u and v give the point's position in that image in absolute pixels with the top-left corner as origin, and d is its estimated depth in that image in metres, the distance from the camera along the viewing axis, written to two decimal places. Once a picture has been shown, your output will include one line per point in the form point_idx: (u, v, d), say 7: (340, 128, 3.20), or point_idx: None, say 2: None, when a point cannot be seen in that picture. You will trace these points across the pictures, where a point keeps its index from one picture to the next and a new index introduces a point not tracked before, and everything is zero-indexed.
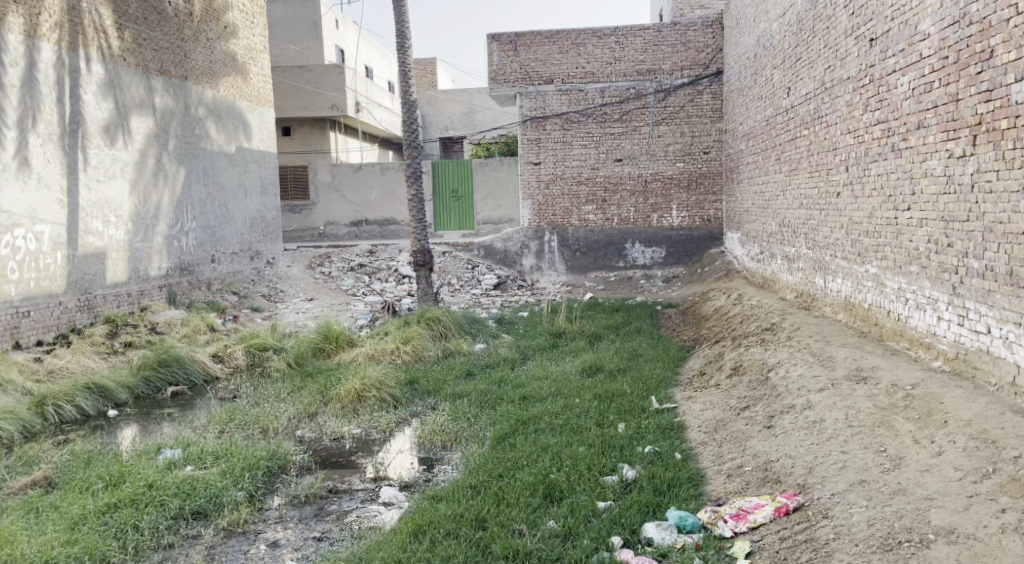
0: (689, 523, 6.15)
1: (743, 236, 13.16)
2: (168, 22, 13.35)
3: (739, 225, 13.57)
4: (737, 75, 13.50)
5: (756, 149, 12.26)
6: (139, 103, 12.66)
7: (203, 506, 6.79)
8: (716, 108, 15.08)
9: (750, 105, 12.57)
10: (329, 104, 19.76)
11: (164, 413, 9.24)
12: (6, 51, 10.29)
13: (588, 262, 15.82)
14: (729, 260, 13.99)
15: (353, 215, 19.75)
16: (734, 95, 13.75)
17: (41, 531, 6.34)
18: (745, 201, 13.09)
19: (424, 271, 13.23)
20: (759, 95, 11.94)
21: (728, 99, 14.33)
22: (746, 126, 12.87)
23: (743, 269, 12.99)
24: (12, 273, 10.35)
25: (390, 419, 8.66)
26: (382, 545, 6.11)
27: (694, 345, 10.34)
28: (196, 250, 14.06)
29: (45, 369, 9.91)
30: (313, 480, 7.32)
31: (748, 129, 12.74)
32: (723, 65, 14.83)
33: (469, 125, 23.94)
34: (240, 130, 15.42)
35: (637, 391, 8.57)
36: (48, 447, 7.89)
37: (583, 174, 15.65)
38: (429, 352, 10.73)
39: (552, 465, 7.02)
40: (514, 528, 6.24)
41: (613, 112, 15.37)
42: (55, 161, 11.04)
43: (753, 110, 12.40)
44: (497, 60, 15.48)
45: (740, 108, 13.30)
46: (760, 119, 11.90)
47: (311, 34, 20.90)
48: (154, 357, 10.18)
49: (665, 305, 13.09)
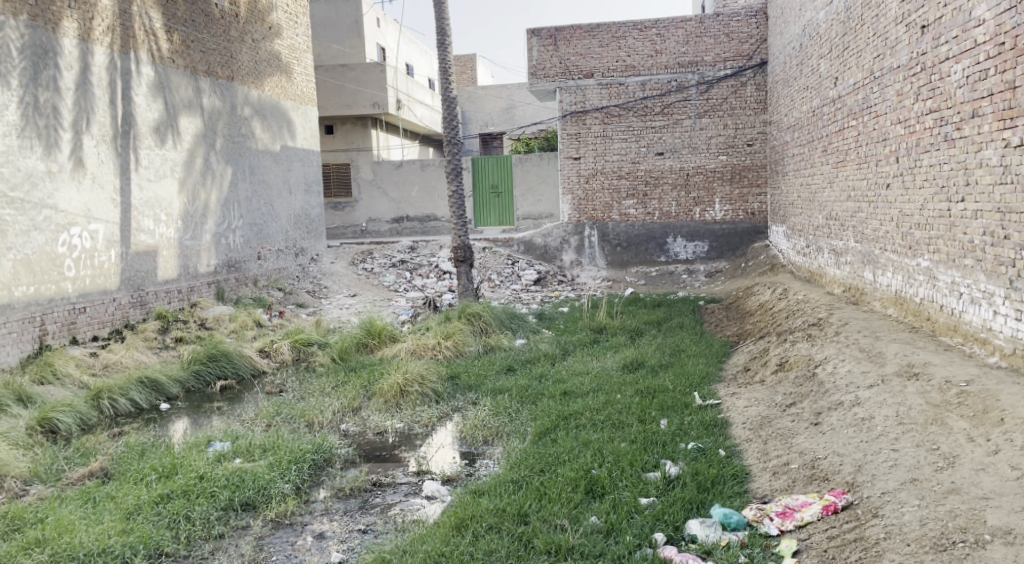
0: (734, 520, 6.13)
1: (789, 230, 13.04)
2: (216, 23, 13.57)
3: (784, 218, 13.43)
4: (783, 65, 13.35)
5: (801, 141, 12.16)
6: (187, 104, 12.89)
7: (251, 497, 6.93)
8: (760, 99, 14.96)
9: (796, 95, 12.44)
10: (370, 102, 19.92)
11: (214, 406, 9.44)
12: (61, 55, 10.52)
13: (629, 257, 15.78)
14: (774, 254, 13.86)
15: (395, 211, 19.93)
16: (779, 86, 13.61)
17: (99, 520, 6.51)
18: (790, 193, 12.96)
19: (465, 266, 13.29)
20: (806, 86, 11.80)
21: (773, 90, 14.22)
22: (791, 117, 12.76)
23: (789, 263, 12.87)
24: (68, 271, 10.61)
25: (432, 414, 8.76)
26: (426, 538, 6.19)
27: (738, 341, 10.28)
28: (243, 248, 14.28)
29: (101, 363, 10.16)
30: (357, 474, 7.44)
31: (793, 120, 12.65)
32: (767, 56, 14.71)
33: (509, 121, 23.96)
34: (285, 130, 15.64)
35: (680, 386, 8.55)
36: (104, 439, 8.10)
37: (623, 168, 15.61)
38: (470, 348, 10.82)
39: (594, 460, 7.05)
40: (557, 524, 6.29)
41: (654, 105, 15.31)
42: (109, 161, 11.29)
43: (799, 100, 12.27)
44: (537, 55, 15.52)
45: (785, 99, 13.17)
46: (806, 110, 11.79)
47: (352, 32, 21.09)
48: (204, 352, 10.39)
49: (708, 301, 13.01)
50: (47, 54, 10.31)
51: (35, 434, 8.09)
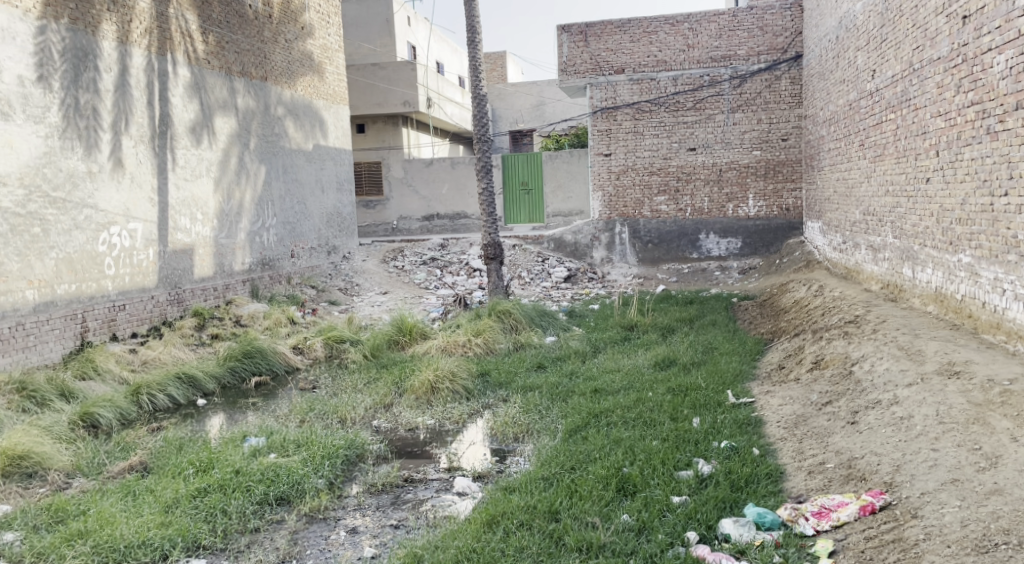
0: (768, 520, 6.10)
1: (824, 226, 12.93)
2: (250, 24, 13.72)
3: (820, 214, 13.30)
4: (818, 58, 13.22)
5: (837, 135, 12.05)
6: (222, 104, 13.04)
7: (286, 492, 7.00)
8: (795, 93, 14.82)
9: (832, 88, 12.32)
10: (401, 100, 19.99)
11: (249, 402, 9.56)
12: (101, 57, 10.67)
13: (660, 254, 15.74)
14: (810, 250, 13.74)
15: (425, 209, 20.06)
16: (815, 79, 13.49)
17: (138, 512, 6.60)
18: (826, 189, 12.85)
19: (495, 264, 13.30)
20: (842, 79, 11.69)
21: (809, 83, 14.08)
22: (828, 111, 12.64)
23: (825, 260, 12.76)
24: (108, 269, 10.78)
25: (463, 411, 8.81)
26: (458, 534, 6.22)
27: (772, 338, 10.22)
28: (277, 246, 14.43)
29: (139, 359, 10.33)
30: (389, 470, 7.50)
31: (829, 114, 12.54)
32: (802, 49, 14.58)
33: (539, 118, 23.97)
34: (317, 129, 15.78)
35: (713, 384, 8.52)
36: (143, 434, 8.24)
37: (655, 164, 15.55)
38: (501, 345, 10.85)
39: (625, 458, 7.05)
40: (588, 521, 6.29)
41: (686, 100, 15.24)
42: (147, 161, 11.45)
43: (835, 94, 12.15)
44: (567, 51, 15.51)
45: (821, 92, 13.04)
46: (843, 103, 11.69)
47: (383, 31, 21.21)
48: (239, 348, 10.52)
49: (741, 298, 12.93)
50: (87, 57, 10.46)
51: (77, 429, 8.25)
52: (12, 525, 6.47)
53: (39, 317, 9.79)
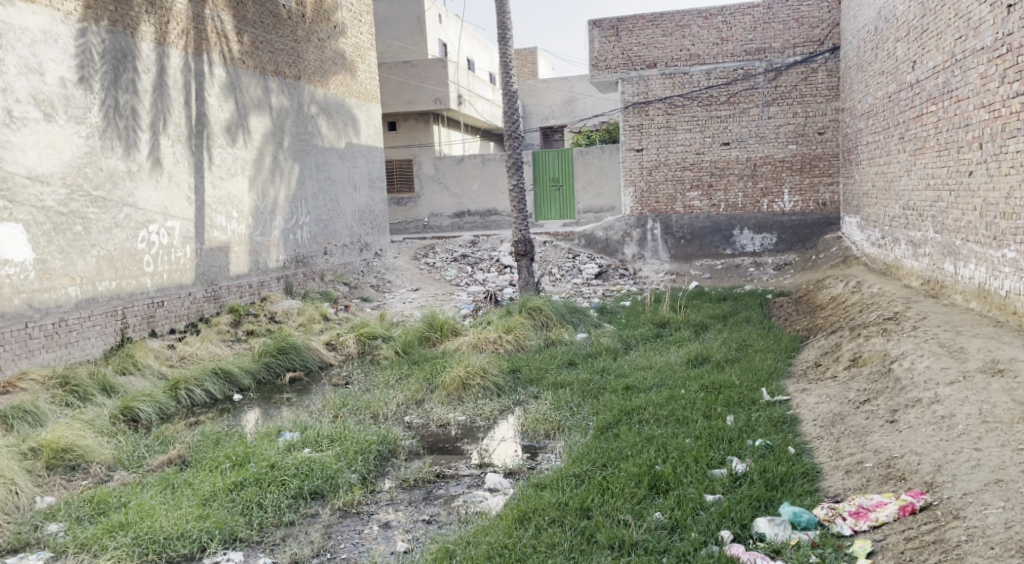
0: (804, 519, 6.04)
1: (862, 221, 12.76)
2: (284, 24, 13.83)
3: (858, 209, 13.13)
4: (856, 49, 13.05)
5: (876, 128, 11.89)
6: (257, 104, 13.16)
7: (320, 486, 7.04)
8: (832, 86, 14.61)
9: (870, 80, 12.16)
10: (433, 98, 20.01)
11: (283, 397, 9.63)
12: (139, 59, 10.79)
13: (693, 250, 15.64)
14: (848, 246, 13.57)
15: (456, 206, 20.15)
16: (853, 72, 13.32)
17: (177, 505, 6.68)
18: (865, 183, 12.69)
19: (525, 260, 13.26)
20: (881, 70, 11.53)
21: (846, 75, 13.90)
22: (866, 104, 12.48)
23: (863, 255, 12.60)
24: (148, 266, 10.93)
25: (494, 407, 8.82)
26: (490, 530, 6.21)
27: (808, 335, 10.12)
28: (310, 243, 14.54)
29: (178, 355, 10.47)
30: (421, 465, 7.52)
31: (867, 107, 12.38)
32: (840, 40, 14.34)
33: (570, 114, 23.93)
34: (349, 127, 15.87)
35: (747, 382, 8.44)
36: (182, 428, 8.34)
37: (688, 160, 15.46)
38: (531, 341, 10.84)
39: (657, 456, 7.01)
40: (620, 519, 6.26)
41: (720, 94, 15.13)
42: (184, 160, 11.58)
43: (873, 86, 11.99)
44: (599, 46, 15.51)
45: (859, 85, 12.87)
46: (882, 96, 11.53)
47: (415, 29, 21.27)
48: (274, 344, 10.61)
49: (776, 294, 12.81)
50: (126, 58, 10.58)
51: (118, 423, 8.37)
52: (57, 516, 6.58)
53: (81, 313, 9.94)
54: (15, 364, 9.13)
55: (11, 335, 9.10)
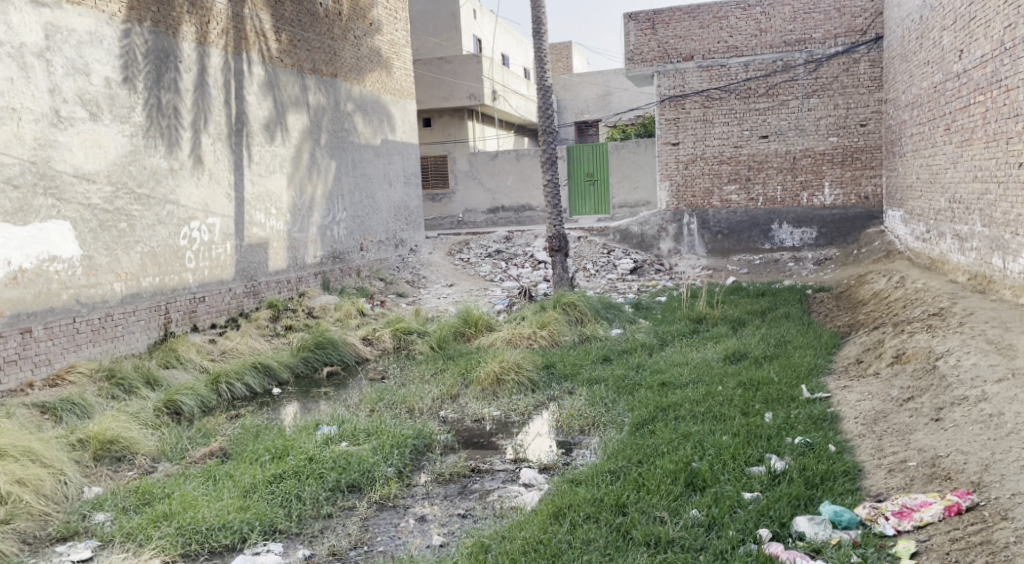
0: (846, 519, 5.94)
1: (906, 214, 12.55)
2: (321, 22, 13.90)
3: (902, 202, 12.91)
4: (901, 39, 12.83)
5: (921, 119, 11.69)
6: (294, 101, 13.25)
7: (357, 480, 7.07)
8: (874, 76, 14.41)
9: (915, 70, 11.95)
10: (467, 93, 20.03)
11: (321, 391, 9.70)
12: (181, 58, 10.90)
13: (730, 245, 15.50)
14: (891, 240, 13.37)
15: (490, 201, 20.15)
16: (897, 62, 13.09)
17: (219, 496, 6.74)
18: (908, 175, 12.47)
19: (559, 256, 13.20)
20: (926, 60, 11.32)
21: (890, 66, 13.67)
22: (910, 94, 12.27)
23: (907, 249, 12.40)
24: (189, 262, 11.05)
25: (529, 403, 8.80)
26: (525, 525, 6.18)
27: (849, 331, 9.97)
28: (346, 239, 14.63)
29: (218, 349, 10.59)
30: (456, 459, 7.52)
31: (912, 98, 12.17)
32: (883, 30, 14.14)
33: (605, 108, 23.82)
34: (385, 124, 15.94)
35: (786, 379, 8.35)
36: (223, 421, 8.43)
37: (725, 153, 15.32)
38: (566, 337, 10.80)
39: (695, 453, 6.95)
40: (656, 516, 6.20)
41: (758, 86, 14.96)
42: (224, 158, 11.69)
43: (918, 77, 11.79)
44: (634, 39, 15.39)
45: (903, 75, 12.66)
46: (927, 86, 11.32)
47: (449, 25, 21.29)
48: (311, 339, 10.70)
49: (816, 290, 12.64)
50: (168, 58, 10.69)
51: (161, 415, 8.48)
52: (104, 506, 6.66)
53: (126, 308, 10.07)
54: (63, 358, 9.28)
55: (60, 329, 9.25)
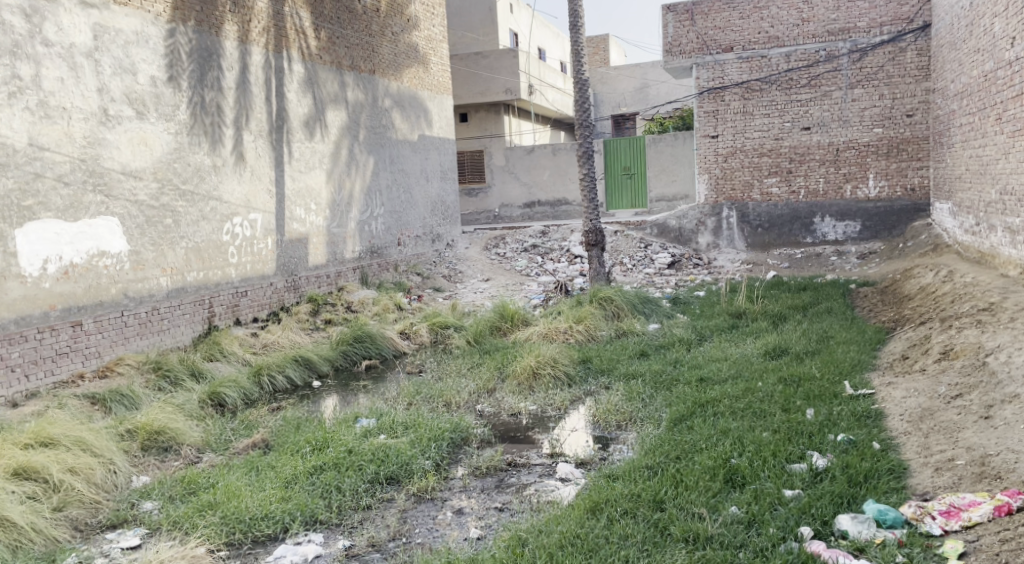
0: (890, 518, 5.86)
1: (955, 207, 12.36)
2: (359, 19, 14.00)
3: (950, 195, 12.71)
4: (950, 27, 12.62)
5: (971, 109, 11.48)
6: (334, 98, 13.38)
7: (395, 472, 7.14)
8: (922, 65, 14.15)
9: (965, 59, 11.74)
10: (504, 88, 20.05)
11: (360, 384, 9.82)
12: (224, 57, 11.05)
13: (771, 238, 15.37)
14: (938, 233, 13.18)
15: (526, 196, 20.17)
16: (946, 50, 12.88)
17: (261, 487, 6.86)
18: (957, 166, 12.27)
19: (596, 250, 13.19)
20: (977, 48, 11.13)
21: (938, 55, 13.45)
22: (959, 84, 12.07)
23: (955, 243, 12.21)
24: (232, 257, 11.23)
25: (565, 397, 8.82)
26: (561, 519, 6.20)
27: (895, 326, 9.85)
28: (384, 234, 14.75)
29: (260, 343, 10.75)
30: (493, 453, 7.57)
31: (961, 87, 11.96)
32: (931, 18, 13.88)
33: (642, 101, 23.71)
34: (422, 119, 16.03)
35: (829, 375, 8.27)
36: (265, 413, 8.57)
37: (765, 145, 15.18)
38: (602, 332, 10.80)
39: (734, 449, 6.93)
40: (694, 512, 6.18)
41: (800, 77, 14.79)
42: (265, 155, 11.85)
43: (968, 65, 11.59)
44: (673, 31, 15.31)
45: (952, 64, 12.46)
46: (977, 74, 11.12)
47: (486, 20, 21.33)
48: (350, 332, 10.82)
49: (860, 284, 12.50)
50: (211, 56, 10.85)
51: (205, 407, 8.63)
52: (151, 495, 6.81)
53: (171, 302, 10.26)
54: (112, 351, 9.48)
55: (109, 322, 9.45)
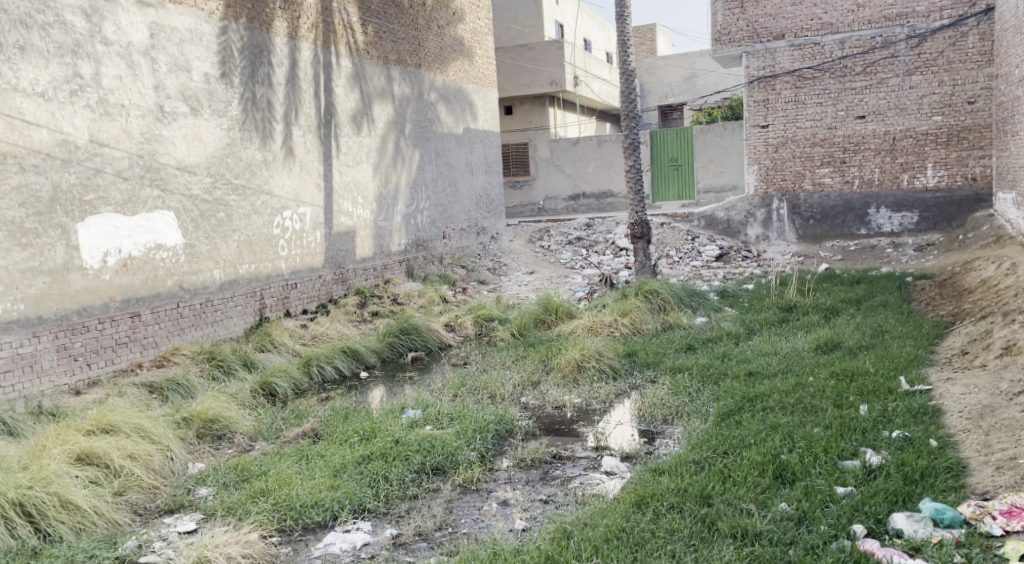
0: (948, 517, 5.79)
1: (1019, 197, 12.10)
2: (406, 13, 14.11)
3: (1014, 185, 12.43)
4: (1014, 11, 12.34)
5: None
6: (381, 92, 13.52)
7: (441, 462, 7.23)
8: (984, 50, 13.86)
9: None
10: (549, 80, 20.06)
11: (406, 375, 9.95)
12: (274, 54, 11.24)
13: (823, 230, 15.18)
14: (1001, 224, 12.90)
15: (571, 188, 20.16)
16: (1010, 34, 12.61)
17: (311, 475, 7.00)
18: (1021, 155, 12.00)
19: (642, 243, 13.15)
20: None
21: (1002, 39, 13.19)
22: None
23: (1019, 235, 11.95)
24: (282, 250, 11.44)
25: (610, 391, 8.84)
26: (607, 513, 6.22)
27: (954, 320, 9.68)
28: (429, 227, 14.88)
29: (309, 334, 10.93)
30: (538, 446, 7.63)
31: None
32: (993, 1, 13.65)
33: (690, 91, 23.57)
34: (467, 112, 16.12)
35: (883, 370, 8.18)
36: (314, 403, 8.73)
37: (818, 135, 15.01)
38: (648, 325, 10.78)
39: (783, 445, 6.89)
40: (742, 508, 6.16)
41: (856, 64, 14.58)
42: (314, 150, 12.03)
43: None
44: (722, 19, 15.22)
45: (1016, 49, 12.19)
46: None
47: (531, 12, 21.34)
48: (397, 324, 10.96)
49: (917, 278, 12.29)
50: (262, 53, 11.05)
51: (257, 397, 8.82)
52: (206, 481, 7.00)
53: (224, 294, 10.49)
54: (168, 341, 9.74)
55: (165, 313, 9.70)
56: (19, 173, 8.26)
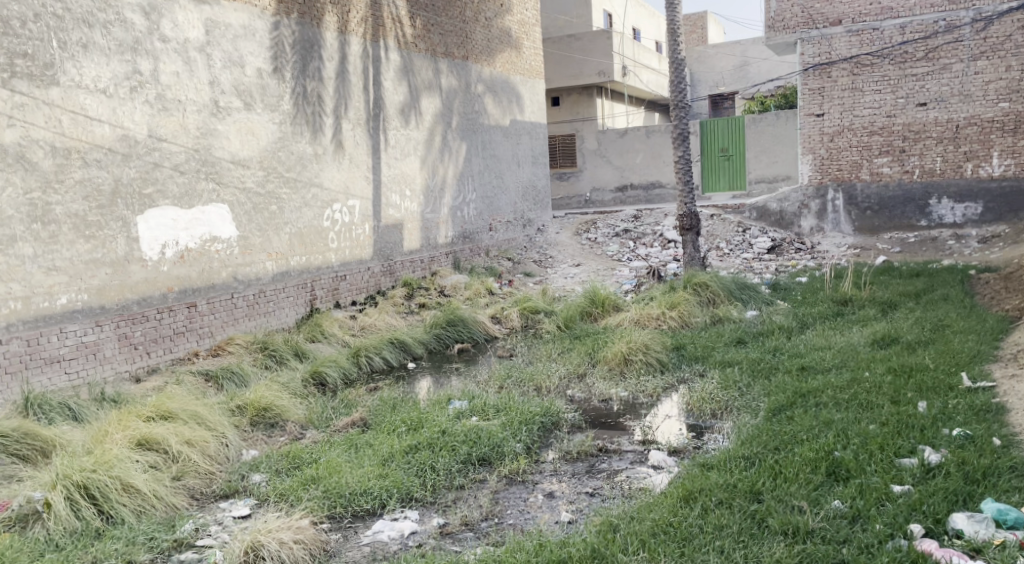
0: (1011, 518, 5.70)
1: None
2: (454, 6, 14.20)
3: None
4: None
5: None
6: (428, 85, 13.63)
7: (487, 453, 7.31)
8: None
9: None
10: (596, 71, 20.03)
11: (453, 366, 10.07)
12: (324, 48, 11.40)
13: (880, 222, 14.97)
14: None
15: (619, 180, 20.09)
16: None
17: (360, 464, 7.14)
18: None
19: (691, 235, 13.07)
20: None
21: None
22: None
23: None
24: (332, 242, 11.63)
25: (657, 385, 8.83)
26: (654, 507, 6.24)
27: (1018, 315, 9.45)
28: (476, 219, 14.98)
29: (359, 325, 11.08)
30: (584, 438, 7.68)
31: None
32: None
33: (741, 80, 23.31)
34: (515, 104, 16.18)
35: (943, 366, 8.06)
36: (363, 393, 8.87)
37: (876, 123, 14.81)
38: (696, 318, 10.73)
39: (837, 441, 6.84)
40: (793, 505, 6.13)
41: (917, 50, 14.31)
42: (363, 143, 12.18)
43: None
44: (776, 6, 15.10)
45: None
46: None
47: (579, 3, 21.29)
48: (443, 316, 11.06)
49: (979, 271, 12.02)
50: (313, 48, 11.22)
51: (308, 386, 9.01)
52: (259, 468, 7.17)
53: (276, 285, 10.70)
54: (223, 330, 9.97)
55: (219, 303, 9.93)
56: (83, 168, 8.52)
